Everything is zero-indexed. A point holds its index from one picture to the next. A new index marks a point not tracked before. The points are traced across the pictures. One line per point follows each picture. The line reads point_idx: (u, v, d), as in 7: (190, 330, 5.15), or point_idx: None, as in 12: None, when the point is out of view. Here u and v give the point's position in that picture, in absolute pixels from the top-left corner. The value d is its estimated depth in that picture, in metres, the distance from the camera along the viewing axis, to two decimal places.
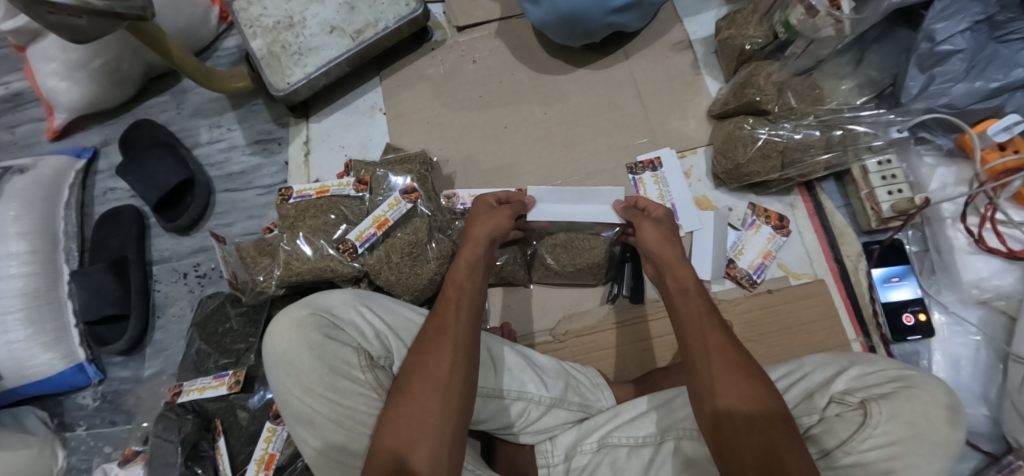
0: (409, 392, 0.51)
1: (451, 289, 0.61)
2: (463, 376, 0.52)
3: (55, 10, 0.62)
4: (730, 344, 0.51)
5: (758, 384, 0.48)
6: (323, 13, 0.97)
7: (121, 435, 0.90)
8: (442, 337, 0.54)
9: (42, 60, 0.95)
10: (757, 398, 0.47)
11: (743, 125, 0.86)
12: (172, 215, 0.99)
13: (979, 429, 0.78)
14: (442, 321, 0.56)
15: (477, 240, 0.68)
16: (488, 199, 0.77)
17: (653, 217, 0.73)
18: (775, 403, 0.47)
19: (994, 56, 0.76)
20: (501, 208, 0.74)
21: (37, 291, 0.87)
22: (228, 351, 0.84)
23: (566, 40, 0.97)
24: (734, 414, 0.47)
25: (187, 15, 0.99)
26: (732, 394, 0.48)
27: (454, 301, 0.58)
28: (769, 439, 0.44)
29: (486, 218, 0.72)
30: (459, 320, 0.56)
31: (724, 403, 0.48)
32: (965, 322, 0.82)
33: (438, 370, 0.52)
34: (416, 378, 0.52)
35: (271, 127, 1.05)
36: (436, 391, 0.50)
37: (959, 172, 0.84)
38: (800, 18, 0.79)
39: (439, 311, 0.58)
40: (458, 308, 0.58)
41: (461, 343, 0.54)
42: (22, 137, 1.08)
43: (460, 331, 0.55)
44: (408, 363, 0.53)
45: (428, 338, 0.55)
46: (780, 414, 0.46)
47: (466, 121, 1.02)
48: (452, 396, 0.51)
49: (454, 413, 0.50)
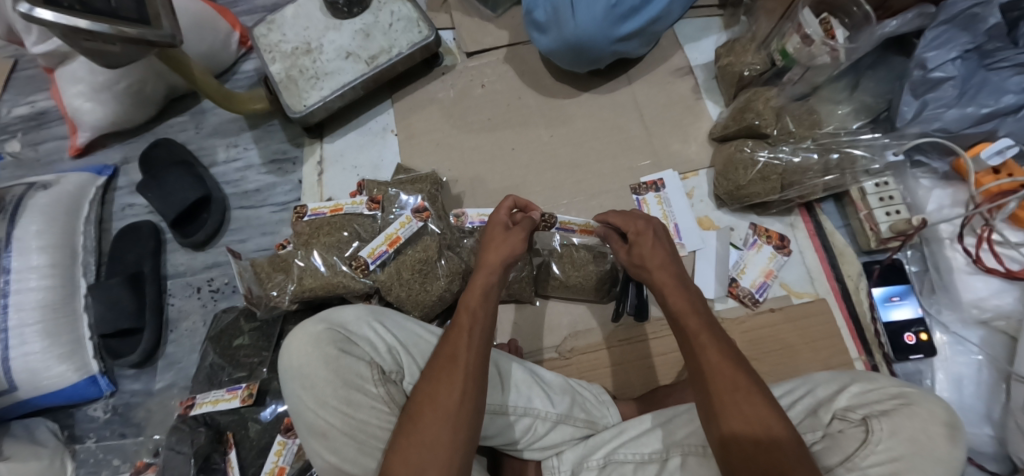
0: (420, 419, 0.52)
1: (464, 316, 0.61)
2: (471, 407, 0.53)
3: (91, 38, 0.66)
4: (730, 360, 0.52)
5: (761, 403, 0.48)
6: (339, 40, 1.01)
7: (130, 448, 0.91)
8: (453, 366, 0.55)
9: (71, 82, 1.00)
10: (760, 417, 0.48)
11: (743, 148, 0.89)
12: (188, 231, 1.02)
13: (984, 449, 0.79)
14: (453, 350, 0.57)
15: (490, 266, 0.66)
16: (502, 218, 0.74)
17: (635, 230, 0.69)
18: (781, 424, 0.47)
19: (984, 82, 0.79)
20: (516, 228, 0.72)
21: (54, 304, 0.89)
22: (241, 364, 0.85)
23: (573, 66, 1.02)
24: (741, 437, 0.47)
25: (209, 40, 1.04)
26: (738, 416, 0.48)
27: (466, 329, 0.59)
28: (776, 460, 0.44)
29: (500, 242, 0.69)
30: (469, 350, 0.57)
31: (730, 427, 0.48)
32: (965, 341, 0.83)
33: (449, 400, 0.53)
34: (427, 406, 0.53)
35: (286, 147, 1.09)
36: (446, 420, 0.52)
37: (955, 194, 0.87)
38: (796, 46, 0.84)
39: (451, 338, 0.59)
40: (469, 336, 0.58)
41: (471, 374, 0.55)
42: (45, 154, 1.12)
43: (470, 361, 0.56)
44: (420, 391, 0.55)
45: (439, 366, 0.56)
46: (787, 435, 0.46)
47: (474, 142, 1.05)
48: (461, 426, 0.52)
49: (462, 443, 0.51)
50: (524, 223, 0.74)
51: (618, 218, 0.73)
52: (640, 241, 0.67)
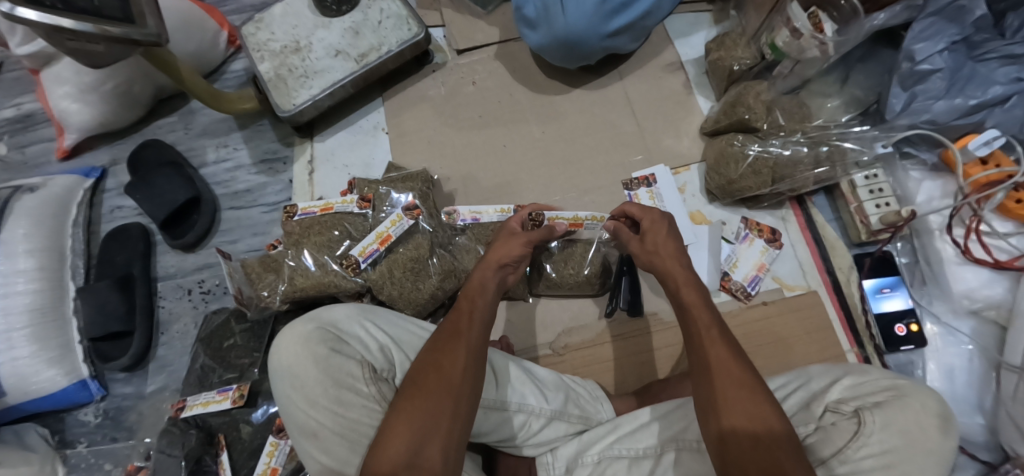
0: (423, 387, 0.52)
1: (464, 301, 0.62)
2: (472, 383, 0.54)
3: (74, 38, 0.66)
4: (735, 359, 0.52)
5: (763, 401, 0.48)
6: (328, 38, 1.00)
7: (122, 452, 0.91)
8: (456, 341, 0.56)
9: (56, 83, 0.99)
10: (761, 416, 0.47)
11: (734, 142, 0.89)
12: (178, 232, 1.01)
13: (976, 439, 0.79)
14: (456, 327, 0.58)
15: (488, 264, 0.68)
16: (512, 225, 0.77)
17: (650, 220, 0.71)
18: (781, 422, 0.47)
19: (972, 74, 0.79)
20: (520, 233, 0.74)
21: (43, 307, 0.88)
22: (233, 366, 0.85)
23: (564, 62, 1.02)
24: (738, 432, 0.47)
25: (197, 40, 1.03)
26: (738, 413, 0.48)
27: (467, 312, 0.60)
28: (774, 456, 0.44)
29: (501, 245, 0.72)
30: (471, 329, 0.58)
31: (730, 422, 0.48)
32: (957, 332, 0.83)
33: (452, 371, 0.53)
34: (430, 374, 0.53)
35: (276, 147, 1.08)
36: (449, 390, 0.52)
37: (944, 185, 0.87)
38: (786, 40, 0.84)
39: (451, 319, 0.59)
40: (471, 318, 0.59)
41: (473, 351, 0.56)
42: (32, 157, 1.11)
43: (472, 340, 0.57)
44: (421, 362, 0.55)
45: (442, 341, 0.56)
46: (785, 432, 0.46)
47: (466, 140, 1.04)
48: (462, 400, 0.52)
49: (462, 415, 0.51)
50: (533, 230, 0.76)
51: (635, 209, 0.75)
52: (653, 229, 0.70)
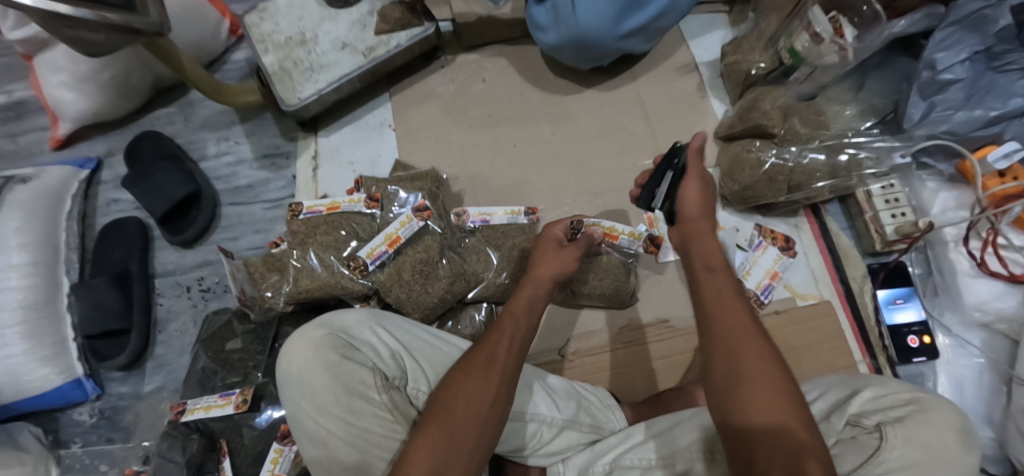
0: (450, 414, 0.51)
1: (507, 320, 0.60)
2: (500, 410, 0.52)
3: (72, 24, 0.62)
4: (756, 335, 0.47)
5: (781, 392, 0.43)
6: (335, 31, 0.98)
7: (119, 453, 0.88)
8: (490, 368, 0.54)
9: (51, 70, 0.95)
10: (777, 405, 0.42)
11: (750, 148, 0.87)
12: (177, 228, 0.98)
13: (986, 451, 0.78)
14: (492, 350, 0.55)
15: (540, 280, 0.67)
16: (558, 234, 0.75)
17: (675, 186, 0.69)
18: (794, 411, 0.42)
19: (991, 85, 0.79)
20: (570, 246, 0.73)
21: (35, 304, 0.86)
22: (235, 368, 0.83)
23: (576, 61, 1.00)
24: (752, 426, 0.42)
25: (198, 29, 1.00)
26: (760, 406, 0.43)
27: (507, 334, 0.58)
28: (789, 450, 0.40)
29: (552, 258, 0.70)
30: (509, 354, 0.56)
31: (741, 414, 0.43)
32: (968, 344, 0.83)
33: (481, 399, 0.51)
34: (458, 402, 0.51)
35: (279, 141, 1.05)
36: (474, 420, 0.50)
37: (960, 197, 0.86)
38: (805, 44, 0.83)
39: (490, 339, 0.57)
40: (510, 342, 0.57)
41: (506, 380, 0.54)
42: (24, 146, 1.07)
43: (508, 366, 0.55)
44: (452, 384, 0.53)
45: (475, 363, 0.54)
46: (796, 421, 0.42)
47: (475, 139, 1.02)
48: (487, 429, 0.51)
49: (484, 446, 0.50)
50: (579, 240, 0.74)
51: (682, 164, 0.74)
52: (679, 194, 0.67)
